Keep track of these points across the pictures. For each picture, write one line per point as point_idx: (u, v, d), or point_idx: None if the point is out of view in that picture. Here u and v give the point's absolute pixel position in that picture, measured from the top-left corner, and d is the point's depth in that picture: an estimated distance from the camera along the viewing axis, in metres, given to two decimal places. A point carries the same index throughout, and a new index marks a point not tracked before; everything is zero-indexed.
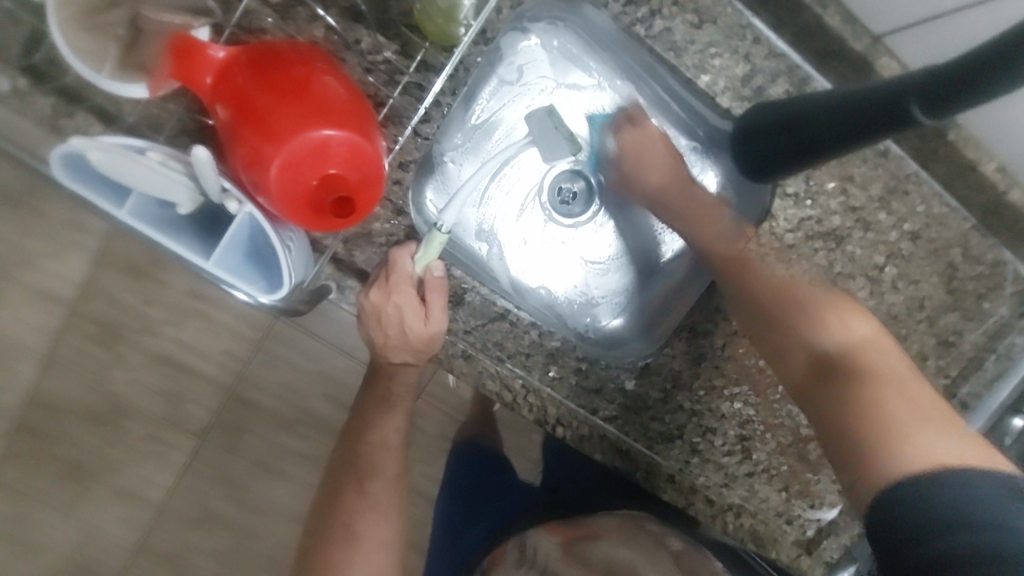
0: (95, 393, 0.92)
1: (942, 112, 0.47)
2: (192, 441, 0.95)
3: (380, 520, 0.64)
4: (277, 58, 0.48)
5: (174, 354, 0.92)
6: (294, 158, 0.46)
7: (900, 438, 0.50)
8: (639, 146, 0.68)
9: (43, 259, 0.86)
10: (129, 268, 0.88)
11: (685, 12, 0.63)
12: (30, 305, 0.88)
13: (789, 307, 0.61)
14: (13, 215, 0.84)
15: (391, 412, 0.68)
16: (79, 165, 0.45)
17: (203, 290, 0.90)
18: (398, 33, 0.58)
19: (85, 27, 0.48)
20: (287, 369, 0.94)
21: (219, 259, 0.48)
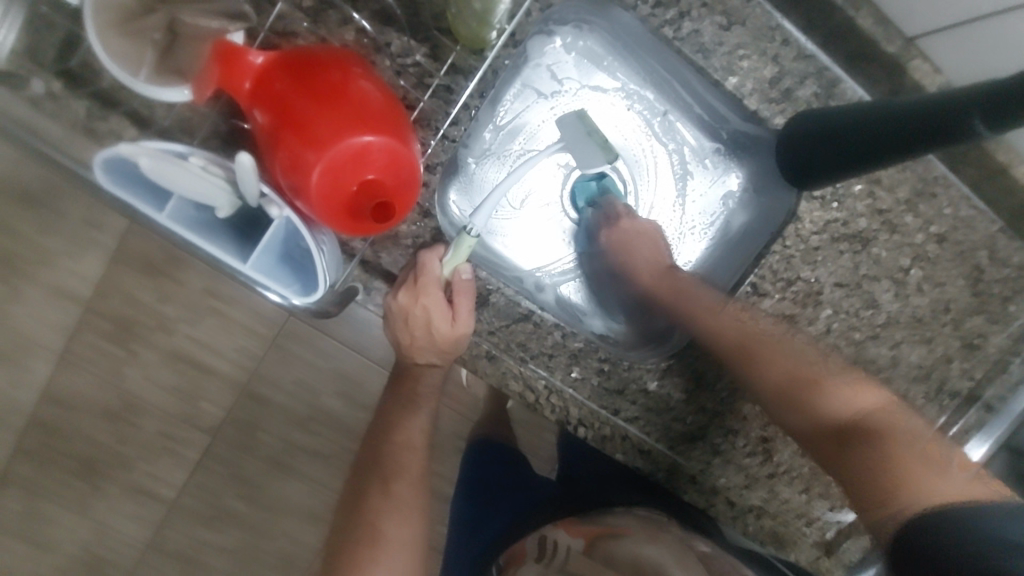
0: (109, 390, 0.93)
1: (1001, 125, 0.47)
2: (206, 439, 0.96)
3: (403, 521, 0.64)
4: (314, 63, 0.48)
5: (189, 351, 0.93)
6: (336, 163, 0.46)
7: (917, 480, 0.50)
8: (637, 238, 0.69)
9: (60, 257, 0.87)
10: (146, 265, 0.89)
11: (714, 13, 0.63)
12: (47, 304, 0.89)
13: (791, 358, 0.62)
14: (32, 213, 0.85)
15: (416, 412, 0.69)
16: (122, 168, 0.45)
17: (220, 290, 0.90)
18: (429, 36, 0.58)
19: (121, 32, 0.48)
20: (300, 366, 0.95)
21: (255, 262, 0.49)
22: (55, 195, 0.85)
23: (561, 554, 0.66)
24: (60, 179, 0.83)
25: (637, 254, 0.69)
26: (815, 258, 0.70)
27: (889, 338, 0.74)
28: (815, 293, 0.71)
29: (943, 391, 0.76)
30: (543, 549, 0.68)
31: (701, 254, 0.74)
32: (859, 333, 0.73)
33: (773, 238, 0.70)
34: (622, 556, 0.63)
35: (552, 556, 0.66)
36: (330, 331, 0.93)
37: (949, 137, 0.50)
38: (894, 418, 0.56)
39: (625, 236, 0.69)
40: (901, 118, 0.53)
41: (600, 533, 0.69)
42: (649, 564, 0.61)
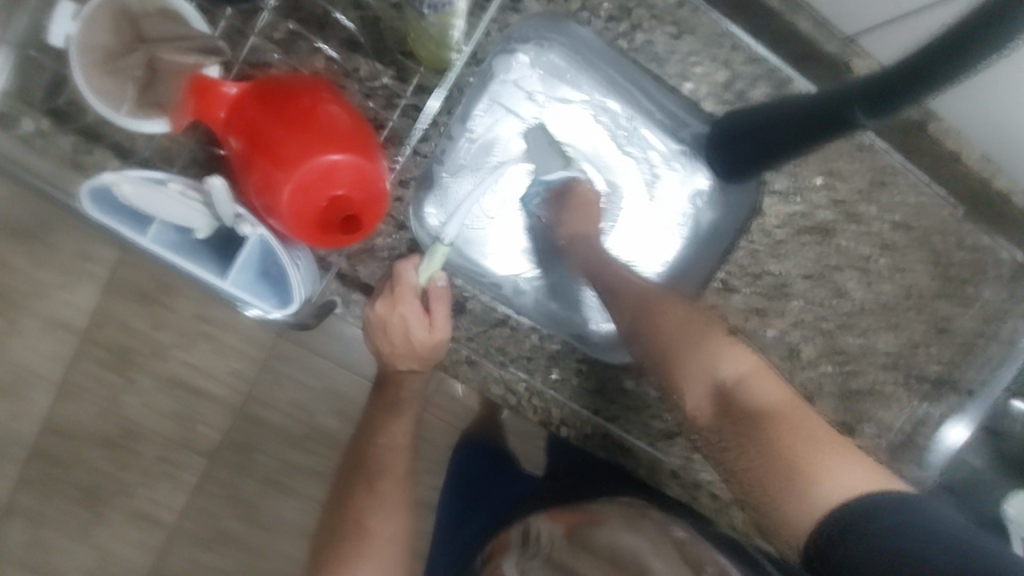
0: (109, 420, 0.96)
1: (878, 112, 0.49)
2: (204, 463, 0.98)
3: (388, 517, 0.67)
4: (284, 91, 0.51)
5: (183, 375, 0.95)
6: (304, 182, 0.49)
7: (819, 475, 0.50)
8: (578, 205, 0.70)
9: (54, 289, 0.91)
10: (139, 294, 0.92)
11: (664, 24, 0.67)
12: (45, 335, 0.92)
13: (676, 359, 0.61)
14: (27, 247, 0.89)
15: (399, 417, 0.71)
16: (107, 198, 0.47)
17: (210, 314, 0.94)
18: (394, 60, 0.61)
19: (103, 70, 0.52)
20: (295, 388, 0.98)
21: (234, 277, 0.49)
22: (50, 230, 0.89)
23: (544, 546, 0.67)
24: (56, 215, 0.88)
25: (581, 216, 0.70)
26: (781, 252, 0.73)
27: (857, 326, 0.76)
28: (782, 286, 0.74)
29: (917, 376, 0.78)
30: (526, 538, 0.70)
31: (674, 257, 0.76)
32: (828, 322, 0.75)
33: (740, 232, 0.73)
34: (602, 544, 0.65)
35: (536, 547, 0.68)
36: (319, 349, 0.96)
37: (849, 127, 0.53)
38: (769, 391, 0.57)
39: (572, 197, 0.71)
40: (795, 122, 0.57)
41: (582, 521, 0.70)
42: (631, 560, 0.62)
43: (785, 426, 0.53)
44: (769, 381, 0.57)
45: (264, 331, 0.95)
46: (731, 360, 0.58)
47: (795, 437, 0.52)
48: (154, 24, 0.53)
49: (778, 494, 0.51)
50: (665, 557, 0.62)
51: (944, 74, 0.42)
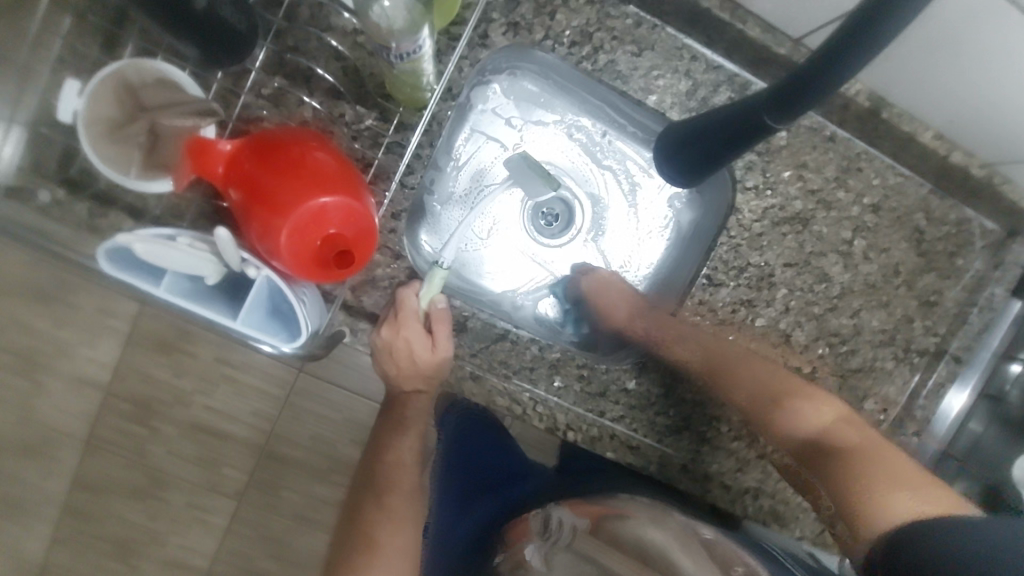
0: (135, 470, 1.02)
1: (787, 112, 0.54)
2: (231, 503, 1.05)
3: (400, 528, 0.68)
4: (275, 142, 0.56)
5: (205, 419, 1.02)
6: (300, 224, 0.53)
7: (890, 500, 0.55)
8: (605, 292, 0.77)
9: (78, 348, 0.97)
10: (158, 343, 0.99)
11: (625, 44, 0.71)
12: (71, 393, 0.99)
13: (763, 397, 0.70)
14: (49, 309, 0.95)
15: (405, 434, 0.74)
16: (121, 255, 0.50)
17: (227, 358, 1.01)
18: (376, 102, 0.65)
19: (111, 141, 0.57)
20: (313, 422, 1.04)
21: (246, 318, 0.53)
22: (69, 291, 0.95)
23: (566, 533, 0.62)
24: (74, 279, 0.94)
25: (611, 301, 0.76)
26: (761, 244, 0.76)
27: (848, 308, 0.78)
28: (768, 276, 0.77)
29: (911, 350, 0.80)
30: (547, 528, 0.65)
31: (658, 260, 0.81)
32: (817, 306, 0.78)
33: (721, 229, 0.76)
34: (626, 535, 0.60)
35: (557, 536, 0.63)
36: (334, 381, 1.03)
37: (768, 128, 0.58)
38: (848, 433, 0.63)
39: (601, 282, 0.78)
40: (728, 133, 0.62)
41: (606, 514, 0.65)
42: (656, 552, 0.58)
43: (858, 460, 0.60)
44: (863, 430, 0.64)
45: (280, 368, 1.02)
46: (820, 410, 0.66)
47: (866, 465, 0.59)
48: (153, 92, 0.58)
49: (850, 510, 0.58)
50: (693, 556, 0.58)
51: (835, 66, 0.46)
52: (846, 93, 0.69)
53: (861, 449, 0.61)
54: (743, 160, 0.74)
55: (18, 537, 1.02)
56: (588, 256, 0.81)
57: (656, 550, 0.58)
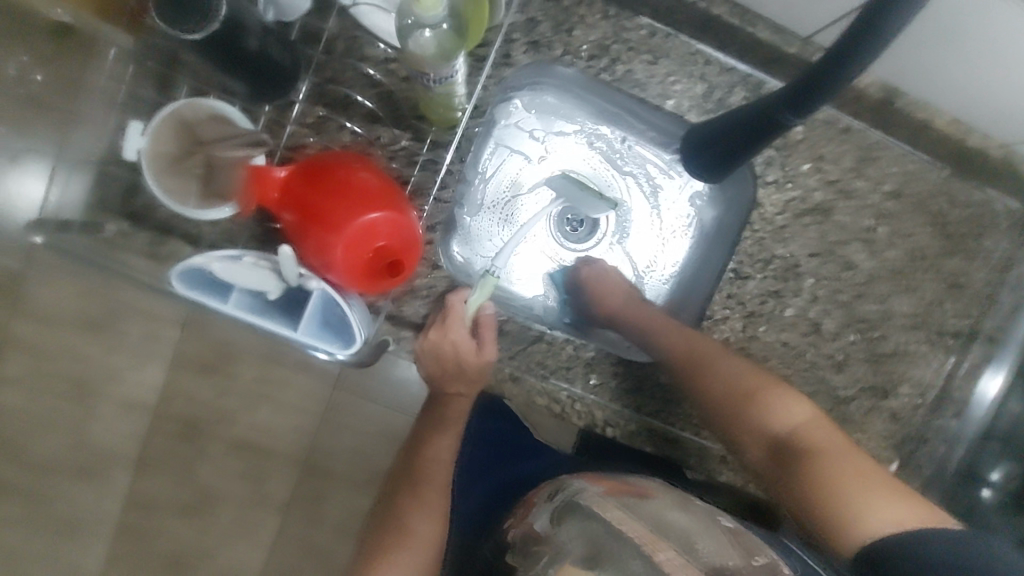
0: (184, 487, 1.07)
1: (803, 107, 0.56)
2: (276, 517, 1.09)
3: (431, 522, 0.68)
4: (322, 166, 0.60)
5: (249, 436, 1.08)
6: (352, 240, 0.57)
7: (864, 511, 0.54)
8: (604, 284, 0.77)
9: (127, 372, 1.03)
10: (201, 366, 1.05)
11: (641, 54, 0.75)
12: (121, 417, 1.05)
13: (737, 406, 0.68)
14: (97, 337, 1.00)
15: (445, 433, 0.74)
16: (193, 274, 0.55)
17: (269, 377, 1.06)
18: (409, 124, 0.70)
19: (171, 174, 0.63)
20: (354, 435, 1.09)
21: (305, 327, 0.57)
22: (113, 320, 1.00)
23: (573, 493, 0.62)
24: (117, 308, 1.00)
25: (608, 290, 0.77)
26: (785, 236, 0.78)
27: (875, 294, 0.80)
28: (794, 267, 0.78)
29: (943, 333, 0.81)
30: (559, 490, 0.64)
31: (684, 259, 0.83)
32: (844, 294, 0.79)
33: (744, 224, 0.78)
34: (647, 511, 0.60)
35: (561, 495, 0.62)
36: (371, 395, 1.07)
37: (785, 126, 0.60)
38: (815, 433, 0.62)
39: (596, 267, 0.78)
40: (746, 125, 0.64)
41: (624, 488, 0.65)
42: (672, 525, 0.57)
43: (828, 458, 0.59)
44: (831, 429, 0.63)
45: (319, 384, 1.07)
46: (793, 411, 0.65)
47: (837, 468, 0.58)
48: (208, 127, 0.63)
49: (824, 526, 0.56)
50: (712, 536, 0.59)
51: (848, 58, 0.48)
52: (857, 87, 0.71)
53: (835, 449, 0.60)
54: (762, 156, 0.77)
55: (72, 558, 1.07)
56: (614, 258, 0.82)
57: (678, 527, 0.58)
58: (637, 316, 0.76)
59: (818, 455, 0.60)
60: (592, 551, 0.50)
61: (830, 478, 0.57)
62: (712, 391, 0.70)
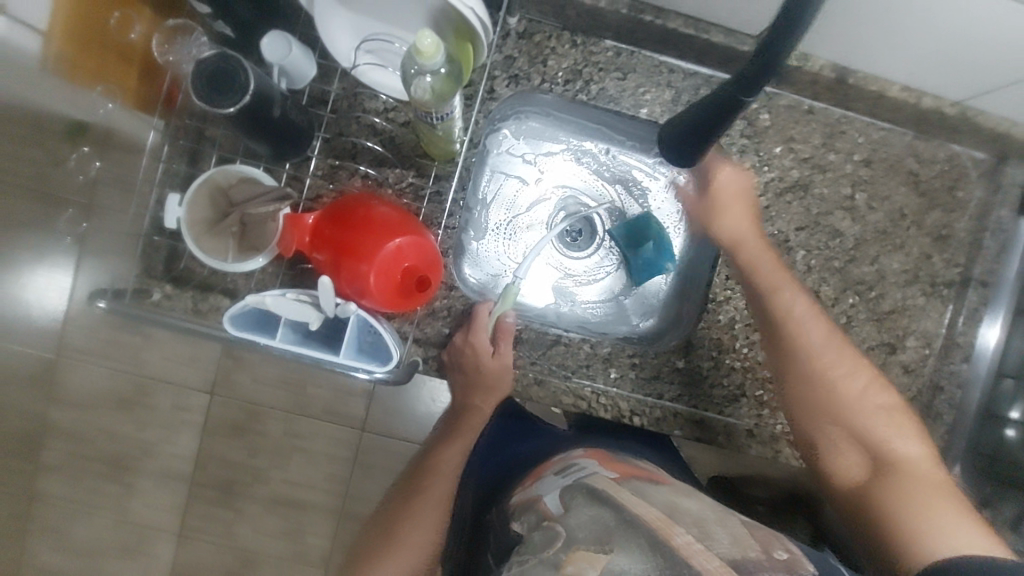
0: (228, 551, 1.21)
1: (755, 88, 0.59)
2: (318, 570, 1.22)
3: (420, 528, 0.73)
4: (345, 207, 0.67)
5: (287, 493, 1.20)
6: (383, 265, 0.63)
7: (933, 529, 0.60)
8: (734, 205, 0.79)
9: (162, 445, 1.18)
10: (232, 429, 1.18)
11: (610, 73, 0.83)
12: (161, 488, 1.19)
13: (846, 410, 0.71)
14: (134, 414, 1.17)
15: (453, 445, 0.80)
16: (242, 314, 0.61)
17: (296, 432, 1.18)
18: (413, 162, 0.78)
19: (210, 236, 0.70)
20: (384, 477, 1.20)
21: (346, 351, 0.63)
22: (145, 395, 1.17)
23: (585, 471, 0.64)
24: (151, 385, 1.16)
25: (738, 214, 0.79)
26: (771, 215, 0.83)
27: (866, 256, 0.84)
28: (785, 242, 0.84)
29: (938, 284, 0.85)
30: (567, 467, 0.67)
31: (679, 253, 0.89)
32: (837, 260, 0.84)
33: None
34: (659, 497, 0.60)
35: (574, 470, 0.65)
36: (397, 432, 1.19)
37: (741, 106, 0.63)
38: (914, 463, 0.66)
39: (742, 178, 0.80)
40: (703, 129, 0.70)
41: (639, 475, 0.65)
42: (687, 511, 0.57)
43: (912, 484, 0.64)
44: (932, 463, 0.66)
45: (345, 431, 1.19)
46: (900, 435, 0.68)
47: (918, 493, 0.63)
48: (239, 189, 0.71)
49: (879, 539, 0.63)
50: (726, 524, 0.57)
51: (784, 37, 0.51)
52: (812, 71, 0.78)
53: (924, 479, 0.65)
54: (737, 146, 0.83)
55: None
56: (614, 260, 0.90)
57: (684, 508, 0.58)
58: (756, 249, 0.78)
59: (905, 477, 0.65)
60: (602, 536, 0.51)
61: (907, 496, 0.63)
62: (805, 380, 0.73)
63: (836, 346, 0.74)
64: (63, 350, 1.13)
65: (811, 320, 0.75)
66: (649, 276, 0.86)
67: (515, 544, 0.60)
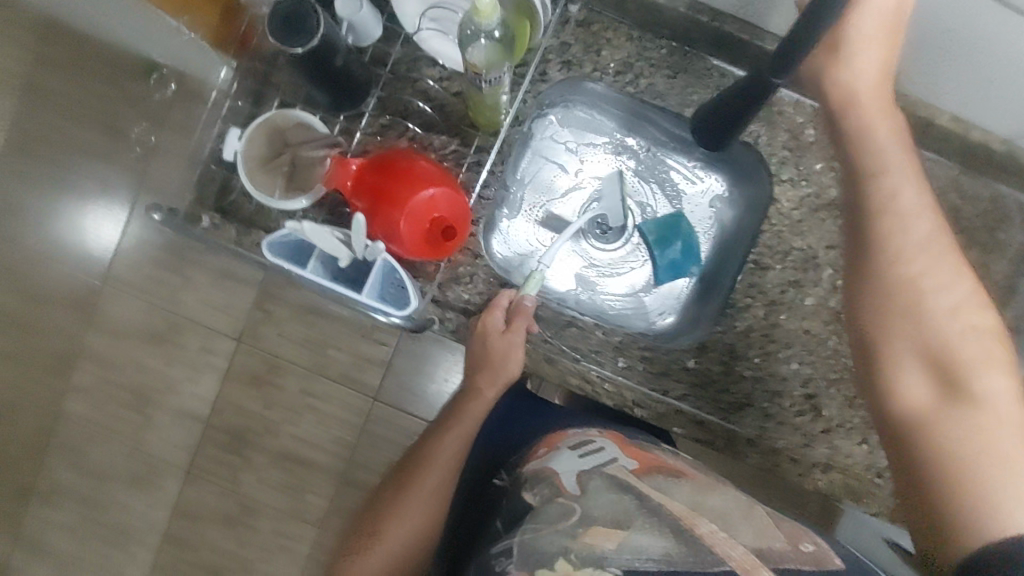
0: (229, 497, 1.26)
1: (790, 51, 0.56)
2: (311, 529, 1.25)
3: (404, 523, 0.73)
4: (388, 157, 0.70)
5: (293, 449, 1.24)
6: (415, 213, 0.67)
7: (1000, 493, 0.49)
8: (866, 46, 0.61)
9: (183, 383, 1.24)
10: (251, 378, 1.23)
11: (661, 70, 0.85)
12: (177, 425, 1.25)
13: (926, 324, 0.57)
14: (163, 349, 1.23)
15: (448, 437, 0.77)
16: (281, 240, 0.65)
17: (311, 390, 1.23)
18: (459, 130, 0.81)
19: (261, 171, 0.75)
20: (388, 447, 1.23)
21: (369, 291, 0.66)
22: (177, 333, 1.23)
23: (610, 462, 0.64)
24: (183, 324, 1.22)
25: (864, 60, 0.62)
26: (802, 229, 0.84)
27: None
28: (812, 258, 0.84)
29: None
30: (584, 444, 0.69)
31: (706, 256, 0.87)
32: None
33: (764, 217, 0.85)
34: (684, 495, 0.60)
35: (598, 454, 0.66)
36: (405, 408, 1.22)
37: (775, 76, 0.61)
38: (999, 402, 0.53)
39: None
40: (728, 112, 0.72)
41: (658, 468, 0.66)
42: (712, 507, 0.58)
43: (989, 427, 0.52)
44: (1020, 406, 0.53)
45: (357, 398, 1.23)
46: (989, 366, 0.55)
47: (991, 441, 0.51)
48: (295, 132, 0.75)
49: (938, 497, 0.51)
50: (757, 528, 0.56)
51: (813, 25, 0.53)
52: None
53: (1005, 423, 0.52)
54: (777, 158, 0.84)
55: (122, 561, 1.29)
56: (638, 258, 0.88)
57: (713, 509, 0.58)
58: (865, 113, 0.63)
59: (981, 418, 0.52)
60: (622, 518, 0.53)
61: (973, 439, 0.52)
62: (879, 278, 0.60)
63: (931, 248, 0.59)
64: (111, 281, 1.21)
65: (908, 214, 0.61)
66: (672, 277, 0.86)
67: (524, 512, 0.60)
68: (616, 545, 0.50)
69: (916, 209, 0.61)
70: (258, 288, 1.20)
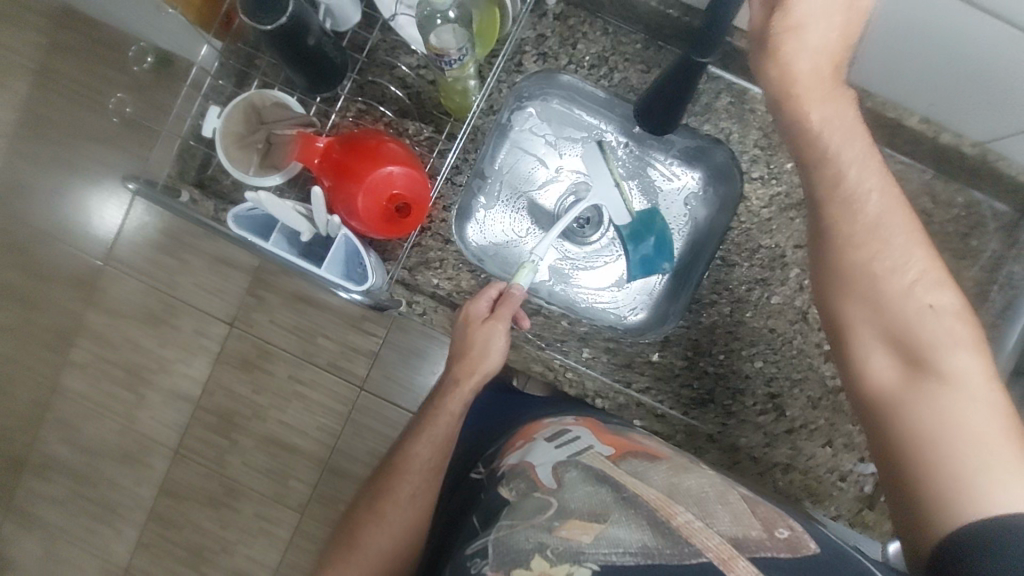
0: (215, 479, 1.28)
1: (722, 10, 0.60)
2: (294, 516, 1.27)
3: (377, 529, 0.75)
4: (353, 136, 0.73)
5: (278, 434, 1.26)
6: (375, 188, 0.70)
7: (971, 473, 0.52)
8: (820, 22, 0.60)
9: (175, 363, 1.27)
10: (240, 361, 1.25)
11: (636, 64, 0.85)
12: (167, 406, 1.28)
13: (886, 306, 0.59)
14: (156, 329, 1.26)
15: (418, 442, 0.78)
16: (246, 213, 0.67)
17: (299, 378, 1.25)
18: (433, 118, 0.83)
19: (238, 148, 0.77)
20: (371, 437, 1.25)
21: (330, 267, 0.67)
22: (170, 314, 1.26)
23: (587, 450, 0.66)
24: (176, 304, 1.25)
25: (818, 41, 0.60)
26: (771, 227, 0.84)
27: None
28: (780, 257, 0.84)
29: None
30: (559, 435, 0.70)
31: (678, 254, 0.89)
32: None
33: (733, 214, 0.85)
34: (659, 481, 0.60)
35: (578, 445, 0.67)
36: (387, 398, 1.24)
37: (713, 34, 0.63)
38: (965, 379, 0.55)
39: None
40: (670, 87, 0.75)
41: (633, 451, 0.68)
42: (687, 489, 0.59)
43: (953, 405, 0.54)
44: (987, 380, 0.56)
45: (343, 386, 1.24)
46: (955, 344, 0.57)
47: (958, 417, 0.54)
48: (270, 112, 0.77)
49: (911, 479, 0.54)
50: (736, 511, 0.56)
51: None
52: None
53: (971, 397, 0.55)
54: (747, 155, 0.84)
55: (110, 538, 1.31)
56: (612, 251, 0.89)
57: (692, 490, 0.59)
58: (818, 100, 0.61)
59: (946, 396, 0.55)
60: (598, 509, 0.54)
61: (938, 420, 0.54)
62: (837, 260, 0.61)
63: (893, 230, 0.60)
64: (111, 260, 1.24)
65: (859, 197, 0.61)
66: (645, 273, 0.88)
67: (501, 508, 0.62)
68: (592, 538, 0.51)
69: (867, 191, 0.61)
70: (249, 274, 1.23)
